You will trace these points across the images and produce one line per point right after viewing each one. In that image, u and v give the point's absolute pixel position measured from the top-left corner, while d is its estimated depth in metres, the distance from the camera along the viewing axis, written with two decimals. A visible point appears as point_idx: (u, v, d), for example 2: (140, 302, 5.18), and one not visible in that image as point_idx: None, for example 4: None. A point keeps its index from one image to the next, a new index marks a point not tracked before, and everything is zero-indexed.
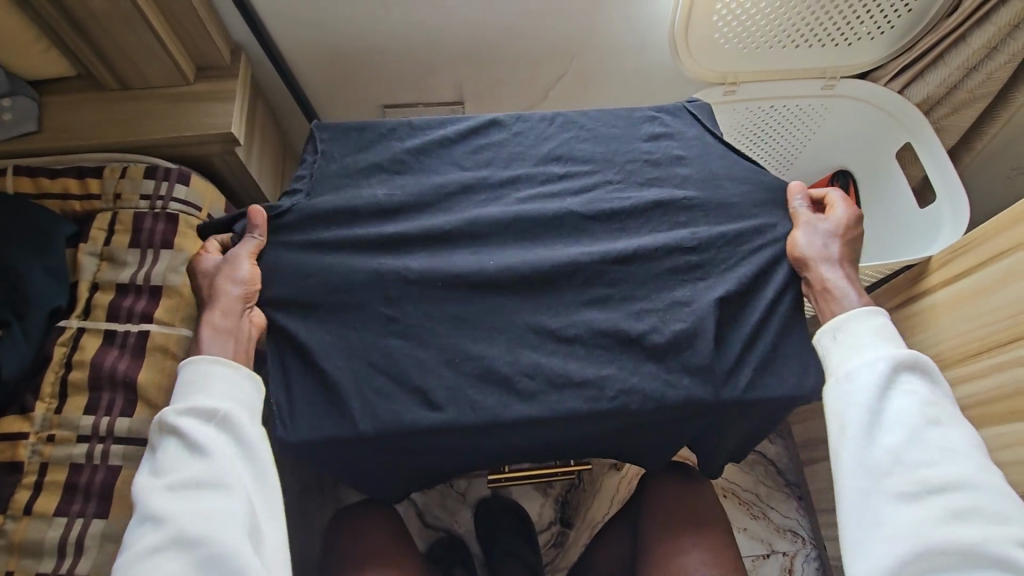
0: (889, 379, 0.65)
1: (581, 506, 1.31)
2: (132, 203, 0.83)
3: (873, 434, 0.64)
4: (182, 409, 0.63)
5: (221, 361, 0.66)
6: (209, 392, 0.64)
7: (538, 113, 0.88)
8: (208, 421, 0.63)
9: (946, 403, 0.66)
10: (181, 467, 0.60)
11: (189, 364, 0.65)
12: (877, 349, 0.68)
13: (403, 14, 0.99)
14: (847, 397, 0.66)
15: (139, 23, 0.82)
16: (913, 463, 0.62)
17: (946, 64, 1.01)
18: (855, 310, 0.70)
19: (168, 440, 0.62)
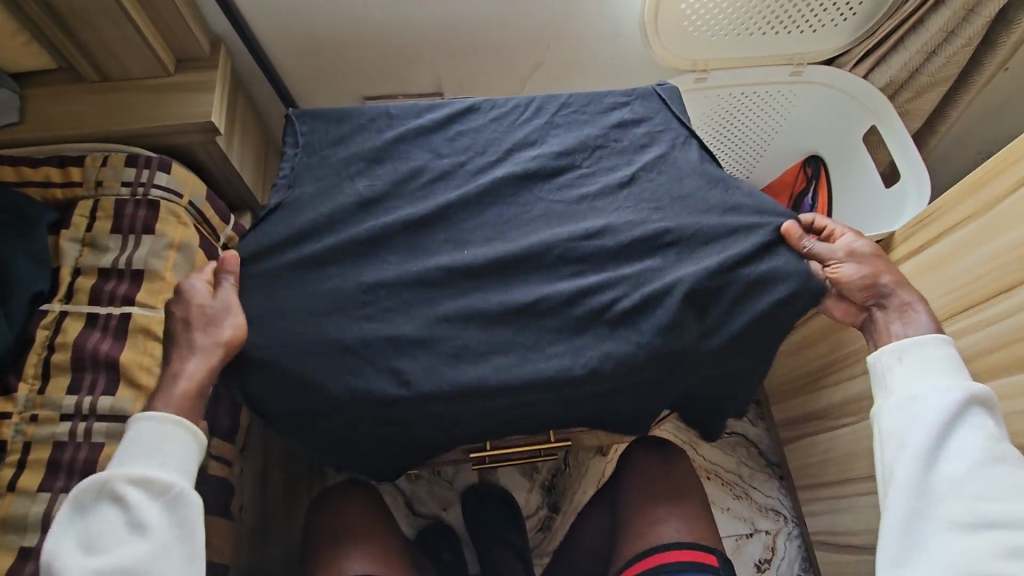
0: (958, 408, 0.65)
1: (567, 489, 1.33)
2: (113, 190, 0.84)
3: (934, 461, 0.64)
4: (135, 479, 0.61)
5: (183, 424, 0.65)
6: (163, 462, 0.63)
7: (512, 101, 0.90)
8: (157, 498, 0.61)
9: (1010, 442, 0.65)
10: (118, 548, 0.58)
11: (146, 427, 0.63)
12: (946, 375, 0.67)
13: (379, 5, 1.01)
14: (910, 419, 0.66)
15: (120, 16, 0.84)
16: (973, 494, 0.62)
17: (907, 48, 1.05)
18: (930, 335, 0.68)
19: (109, 510, 0.60)
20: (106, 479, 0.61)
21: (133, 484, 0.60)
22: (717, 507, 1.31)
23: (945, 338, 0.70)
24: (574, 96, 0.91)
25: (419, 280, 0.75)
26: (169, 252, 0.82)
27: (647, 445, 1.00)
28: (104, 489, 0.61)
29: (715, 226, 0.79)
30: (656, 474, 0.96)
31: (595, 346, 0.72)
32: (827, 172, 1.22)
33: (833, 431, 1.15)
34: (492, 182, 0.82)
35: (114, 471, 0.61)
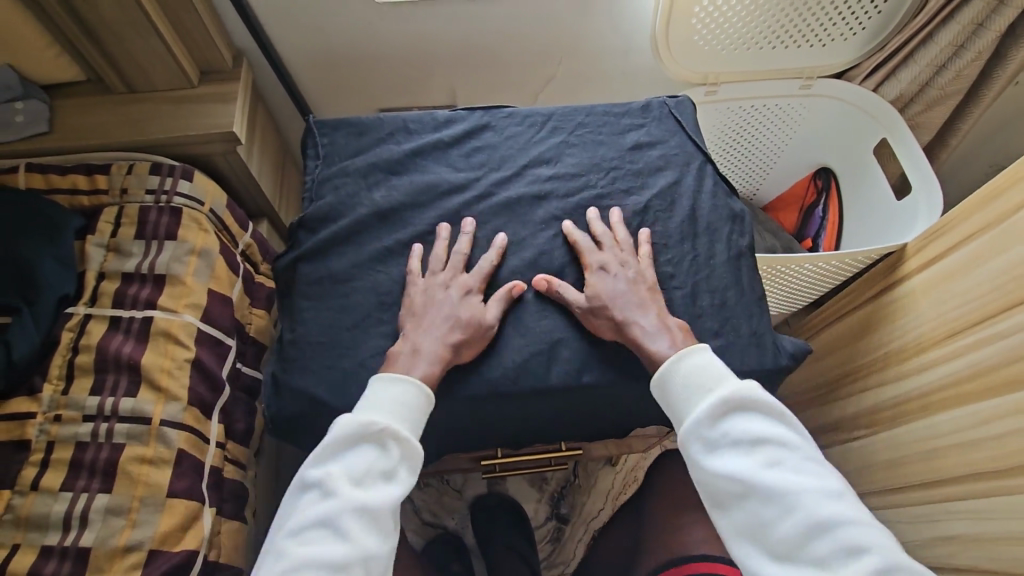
0: (717, 437, 0.65)
1: (577, 501, 1.33)
2: (137, 197, 0.86)
3: (728, 501, 0.64)
4: (396, 436, 0.65)
5: (428, 403, 0.68)
6: (413, 427, 0.67)
7: (529, 114, 0.92)
8: (403, 460, 0.66)
9: (784, 435, 0.65)
10: (372, 491, 0.64)
11: (420, 391, 0.68)
12: (703, 402, 0.67)
13: (395, 22, 1.04)
14: (696, 468, 0.66)
15: (148, 29, 0.87)
16: (772, 518, 0.61)
17: (916, 61, 1.06)
18: (663, 366, 0.69)
19: (366, 453, 0.65)
20: (380, 424, 0.66)
21: (392, 441, 0.65)
22: None
23: (694, 349, 0.69)
24: (591, 109, 0.93)
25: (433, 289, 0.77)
26: (190, 258, 0.84)
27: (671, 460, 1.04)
28: (370, 433, 0.65)
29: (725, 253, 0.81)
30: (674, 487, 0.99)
31: (602, 354, 0.74)
32: (838, 186, 1.23)
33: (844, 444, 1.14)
34: (506, 198, 0.84)
35: (383, 421, 0.65)
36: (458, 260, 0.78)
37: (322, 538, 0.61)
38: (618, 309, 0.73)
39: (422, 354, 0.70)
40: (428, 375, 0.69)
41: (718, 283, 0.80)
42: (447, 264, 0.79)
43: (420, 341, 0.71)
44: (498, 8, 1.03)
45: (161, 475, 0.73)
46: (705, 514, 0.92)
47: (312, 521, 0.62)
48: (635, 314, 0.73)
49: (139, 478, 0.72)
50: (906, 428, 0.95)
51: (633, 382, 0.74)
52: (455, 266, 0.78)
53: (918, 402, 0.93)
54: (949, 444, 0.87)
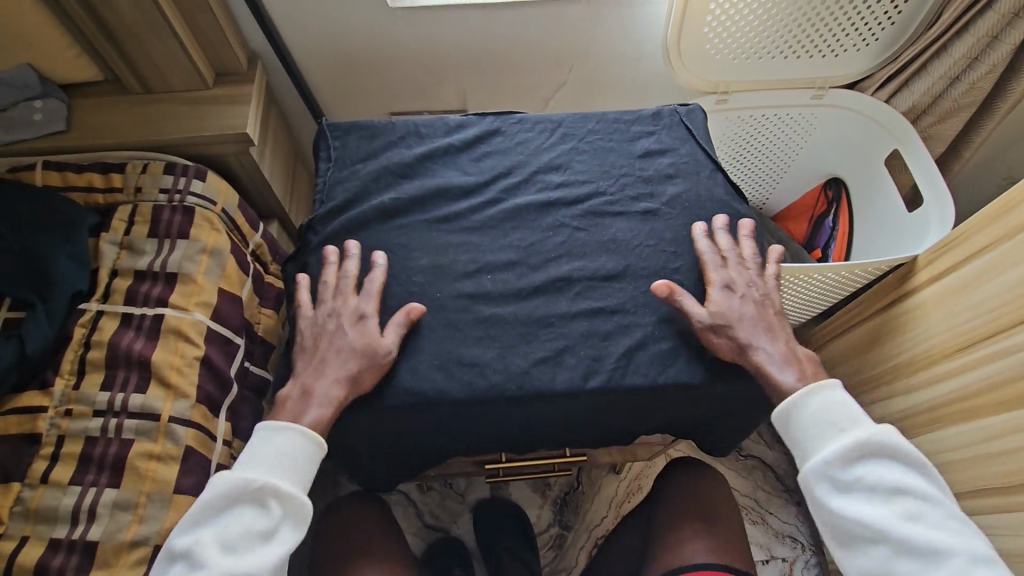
0: (845, 483, 0.67)
1: (580, 508, 1.32)
2: (152, 196, 0.87)
3: (856, 543, 0.66)
4: (277, 494, 0.66)
5: (315, 445, 0.68)
6: (296, 482, 0.68)
7: (540, 120, 0.92)
8: (288, 517, 0.66)
9: (920, 486, 0.66)
10: (248, 554, 0.64)
11: (294, 444, 0.68)
12: (833, 447, 0.68)
13: (408, 26, 1.04)
14: (821, 510, 0.68)
15: (165, 30, 0.88)
16: (902, 567, 0.64)
17: (930, 73, 1.05)
18: (790, 398, 0.70)
19: (245, 513, 0.65)
20: (254, 483, 0.66)
21: (273, 498, 0.65)
22: None
23: (820, 386, 0.70)
24: (602, 116, 0.93)
25: (443, 293, 0.78)
26: (201, 257, 0.84)
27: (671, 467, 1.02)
28: (247, 493, 0.65)
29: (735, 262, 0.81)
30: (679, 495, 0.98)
31: (610, 362, 0.74)
32: (848, 195, 1.23)
33: None
34: (515, 204, 0.84)
35: (261, 479, 0.66)
36: (348, 290, 0.76)
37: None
38: (744, 326, 0.74)
39: (315, 396, 0.69)
40: (321, 418, 0.69)
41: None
42: (336, 291, 0.77)
43: (312, 382, 0.70)
44: (511, 13, 1.03)
45: (169, 471, 0.74)
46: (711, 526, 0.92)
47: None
48: (751, 333, 0.73)
49: (147, 474, 0.73)
50: (916, 441, 0.94)
51: (640, 389, 0.74)
52: (344, 292, 0.76)
53: (929, 415, 0.92)
54: (961, 458, 0.86)
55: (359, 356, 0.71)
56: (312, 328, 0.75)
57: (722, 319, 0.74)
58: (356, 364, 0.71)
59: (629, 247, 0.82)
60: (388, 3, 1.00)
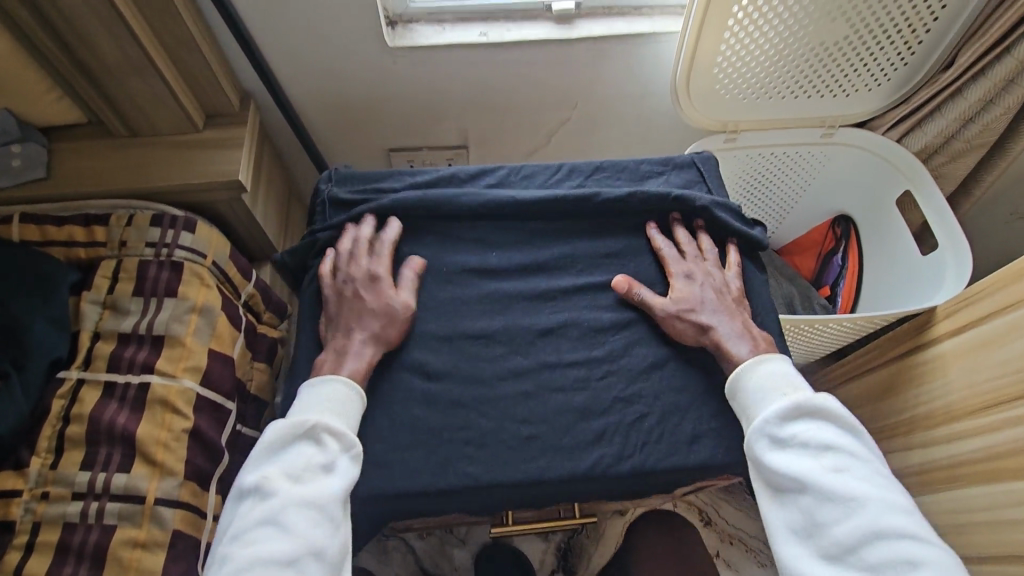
0: (781, 437, 0.65)
1: (583, 554, 1.25)
2: (137, 251, 0.83)
3: (788, 500, 0.64)
4: (332, 430, 0.65)
5: (357, 391, 0.67)
6: (348, 420, 0.66)
7: (546, 165, 0.88)
8: (346, 451, 0.65)
9: (852, 445, 0.65)
10: (311, 488, 0.62)
11: (339, 385, 0.67)
12: (774, 404, 0.66)
13: (410, 65, 1.00)
14: (757, 466, 0.66)
15: (152, 75, 0.84)
16: (828, 519, 0.61)
17: (943, 115, 1.03)
18: (741, 367, 0.69)
19: (304, 451, 0.64)
20: (310, 420, 0.65)
21: (327, 435, 0.64)
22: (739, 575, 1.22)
23: (767, 357, 0.70)
24: (610, 160, 0.90)
25: (450, 355, 0.73)
26: (191, 317, 0.80)
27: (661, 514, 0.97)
28: (303, 432, 0.65)
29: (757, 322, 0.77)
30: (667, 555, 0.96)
31: (625, 434, 0.69)
32: (857, 233, 1.19)
33: None
34: (525, 258, 0.79)
35: (314, 417, 0.65)
36: (362, 248, 0.76)
37: (269, 535, 0.60)
38: (705, 314, 0.73)
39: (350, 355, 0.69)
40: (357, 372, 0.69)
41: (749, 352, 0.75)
42: (351, 256, 0.76)
43: (346, 342, 0.71)
44: (514, 54, 1.00)
45: (155, 559, 0.70)
46: None
47: (256, 520, 0.61)
48: (708, 319, 0.73)
49: (131, 564, 0.68)
50: (934, 497, 0.90)
51: (659, 467, 0.68)
52: (358, 257, 0.76)
53: (949, 472, 0.88)
54: (980, 521, 0.82)
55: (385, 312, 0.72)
56: (334, 295, 0.75)
57: (677, 307, 0.74)
58: (382, 322, 0.71)
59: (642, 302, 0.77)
60: (388, 42, 0.96)
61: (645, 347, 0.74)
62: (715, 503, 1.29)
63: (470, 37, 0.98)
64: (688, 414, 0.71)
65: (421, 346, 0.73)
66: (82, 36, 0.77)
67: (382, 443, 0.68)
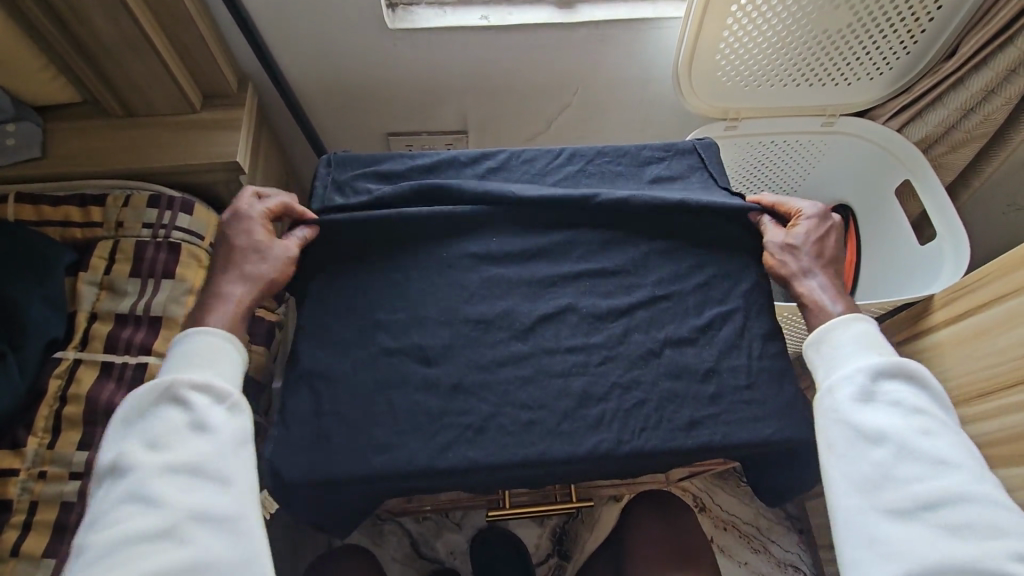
0: (869, 390, 0.65)
1: (579, 538, 1.26)
2: (134, 231, 0.82)
3: (859, 451, 0.63)
4: (194, 386, 0.63)
5: (223, 338, 0.67)
6: (218, 372, 0.65)
7: (544, 150, 0.87)
8: (219, 402, 0.63)
9: (941, 414, 0.64)
10: (184, 449, 0.60)
11: (198, 339, 0.65)
12: (861, 358, 0.67)
13: (410, 47, 0.99)
14: (833, 414, 0.65)
15: (150, 54, 0.83)
16: (905, 478, 0.60)
17: (944, 105, 1.03)
18: (836, 318, 0.71)
19: (167, 414, 0.62)
20: (167, 383, 0.63)
21: (191, 391, 0.62)
22: (733, 560, 1.24)
23: (863, 317, 0.70)
24: (612, 146, 0.89)
25: (448, 338, 0.73)
26: (188, 299, 0.80)
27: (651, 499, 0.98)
28: (161, 397, 0.62)
29: (756, 307, 0.77)
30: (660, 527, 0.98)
31: (623, 419, 0.69)
32: (856, 223, 1.19)
33: None
34: (525, 242, 0.79)
35: (169, 378, 0.63)
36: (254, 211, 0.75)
37: (139, 509, 0.57)
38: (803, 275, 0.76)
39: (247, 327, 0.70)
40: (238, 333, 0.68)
41: (750, 340, 0.74)
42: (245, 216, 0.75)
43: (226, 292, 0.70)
44: (516, 35, 0.99)
45: None
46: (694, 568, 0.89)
47: (119, 498, 0.58)
48: (798, 261, 0.77)
49: None
50: None
51: (657, 453, 0.68)
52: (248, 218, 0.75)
53: None
54: None
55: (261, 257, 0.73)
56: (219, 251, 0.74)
57: (784, 240, 0.78)
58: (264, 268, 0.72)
59: (641, 288, 0.77)
60: (389, 24, 0.95)
61: (645, 333, 0.74)
62: (710, 491, 1.30)
63: (471, 20, 0.97)
64: (687, 402, 0.70)
65: (419, 329, 0.73)
66: (77, 12, 0.76)
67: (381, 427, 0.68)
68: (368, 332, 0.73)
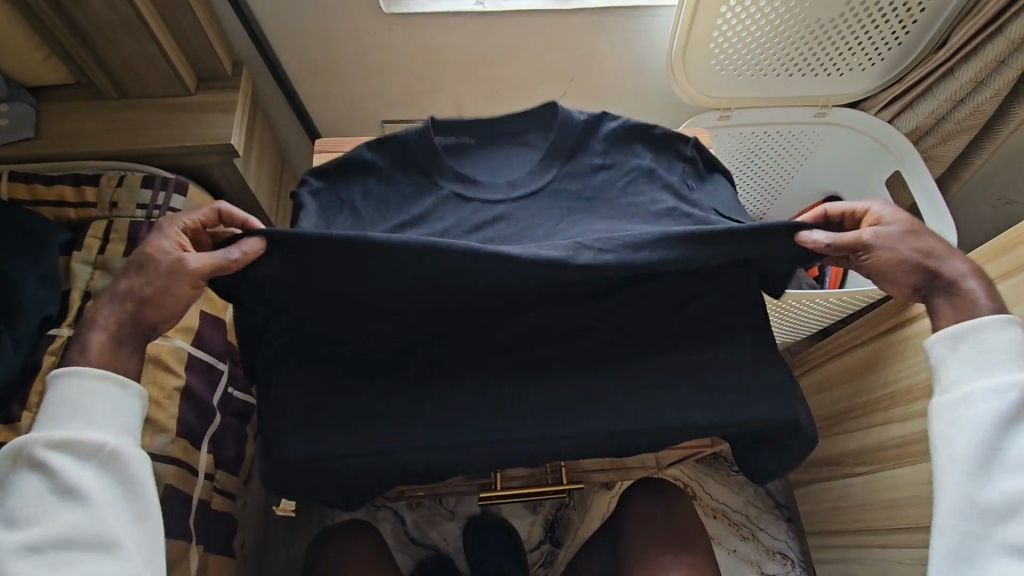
0: (1018, 411, 0.57)
1: (570, 525, 1.27)
2: (128, 212, 0.84)
3: (987, 474, 0.57)
4: (54, 445, 0.56)
5: (90, 376, 0.58)
6: (91, 421, 0.57)
7: (524, 154, 0.81)
8: (89, 458, 0.56)
9: None
10: (57, 518, 0.54)
11: (55, 388, 0.58)
12: (1014, 373, 0.58)
13: (405, 32, 1.00)
14: (961, 427, 0.59)
15: (143, 34, 0.82)
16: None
17: (934, 97, 1.04)
18: (984, 319, 0.60)
19: (30, 483, 0.55)
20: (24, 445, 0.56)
21: (49, 452, 0.55)
22: (722, 547, 1.25)
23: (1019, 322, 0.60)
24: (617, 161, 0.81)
25: None
26: None
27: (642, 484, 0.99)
28: (21, 462, 0.56)
29: None
30: (652, 512, 0.95)
31: None
32: None
33: (841, 480, 1.11)
34: None
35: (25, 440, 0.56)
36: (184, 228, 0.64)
37: None
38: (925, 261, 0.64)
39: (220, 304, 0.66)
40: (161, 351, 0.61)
41: (744, 328, 0.71)
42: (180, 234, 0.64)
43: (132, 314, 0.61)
44: (512, 21, 0.99)
45: None
46: (682, 552, 0.91)
47: None
48: (907, 245, 0.64)
49: None
50: (912, 469, 0.94)
51: (645, 436, 0.68)
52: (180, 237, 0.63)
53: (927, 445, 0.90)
54: None
55: (169, 276, 0.61)
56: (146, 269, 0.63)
57: (873, 231, 0.65)
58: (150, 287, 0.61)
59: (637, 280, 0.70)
60: (382, 9, 0.95)
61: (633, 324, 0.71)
62: (700, 480, 1.31)
63: (466, 6, 0.97)
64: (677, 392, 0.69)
65: None
66: None
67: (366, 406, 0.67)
68: (349, 326, 0.67)
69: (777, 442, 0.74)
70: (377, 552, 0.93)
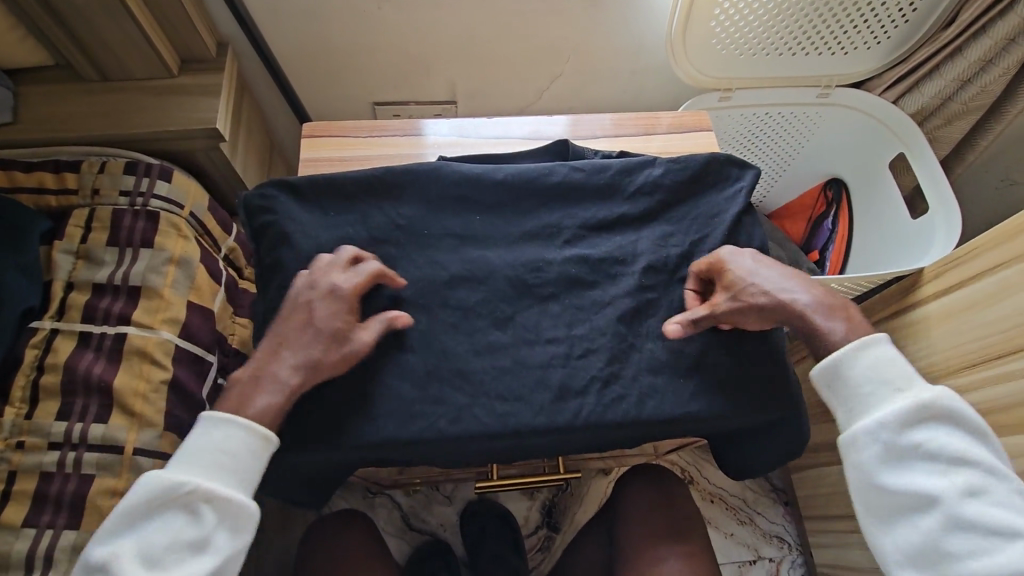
0: (898, 448, 0.57)
1: (569, 511, 1.27)
2: (111, 199, 0.81)
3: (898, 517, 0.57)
4: (209, 497, 0.56)
5: (250, 433, 0.58)
6: (241, 481, 0.57)
7: (534, 149, 0.83)
8: (227, 521, 0.56)
9: (984, 457, 0.57)
10: (179, 568, 0.54)
11: (225, 437, 0.57)
12: (883, 407, 0.58)
13: (396, 10, 0.96)
14: (867, 481, 0.58)
15: (121, 14, 0.79)
16: (954, 546, 0.55)
17: (942, 76, 1.01)
18: (842, 352, 0.60)
19: (177, 526, 0.55)
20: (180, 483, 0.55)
21: (206, 505, 0.55)
22: (719, 530, 1.25)
23: (874, 339, 0.60)
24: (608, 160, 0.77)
25: None
26: (168, 268, 0.80)
27: (639, 472, 0.98)
28: (177, 498, 0.55)
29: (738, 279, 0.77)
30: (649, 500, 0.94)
31: None
32: (848, 198, 1.19)
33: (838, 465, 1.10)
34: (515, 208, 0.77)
35: (191, 482, 0.55)
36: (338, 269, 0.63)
37: None
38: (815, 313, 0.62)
39: None
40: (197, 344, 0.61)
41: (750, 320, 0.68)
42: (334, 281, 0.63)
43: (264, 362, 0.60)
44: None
45: None
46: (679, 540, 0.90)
47: None
48: (771, 303, 0.62)
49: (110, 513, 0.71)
50: None
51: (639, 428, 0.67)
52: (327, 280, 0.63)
53: None
54: None
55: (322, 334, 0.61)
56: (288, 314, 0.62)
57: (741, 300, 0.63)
58: (323, 351, 0.60)
59: (626, 276, 0.69)
60: None
61: (629, 325, 0.67)
62: (697, 464, 1.31)
63: None
64: (669, 398, 0.64)
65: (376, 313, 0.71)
66: None
67: (346, 413, 0.62)
68: None
69: (784, 441, 0.70)
70: (372, 542, 0.92)
